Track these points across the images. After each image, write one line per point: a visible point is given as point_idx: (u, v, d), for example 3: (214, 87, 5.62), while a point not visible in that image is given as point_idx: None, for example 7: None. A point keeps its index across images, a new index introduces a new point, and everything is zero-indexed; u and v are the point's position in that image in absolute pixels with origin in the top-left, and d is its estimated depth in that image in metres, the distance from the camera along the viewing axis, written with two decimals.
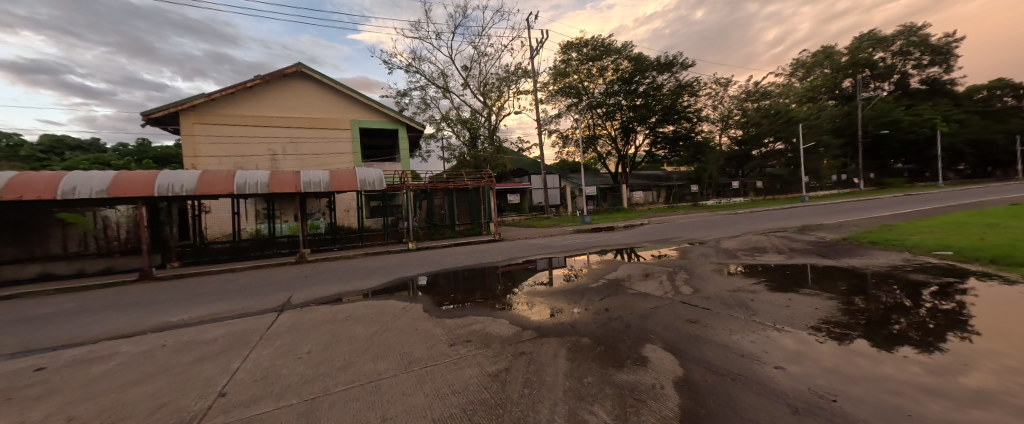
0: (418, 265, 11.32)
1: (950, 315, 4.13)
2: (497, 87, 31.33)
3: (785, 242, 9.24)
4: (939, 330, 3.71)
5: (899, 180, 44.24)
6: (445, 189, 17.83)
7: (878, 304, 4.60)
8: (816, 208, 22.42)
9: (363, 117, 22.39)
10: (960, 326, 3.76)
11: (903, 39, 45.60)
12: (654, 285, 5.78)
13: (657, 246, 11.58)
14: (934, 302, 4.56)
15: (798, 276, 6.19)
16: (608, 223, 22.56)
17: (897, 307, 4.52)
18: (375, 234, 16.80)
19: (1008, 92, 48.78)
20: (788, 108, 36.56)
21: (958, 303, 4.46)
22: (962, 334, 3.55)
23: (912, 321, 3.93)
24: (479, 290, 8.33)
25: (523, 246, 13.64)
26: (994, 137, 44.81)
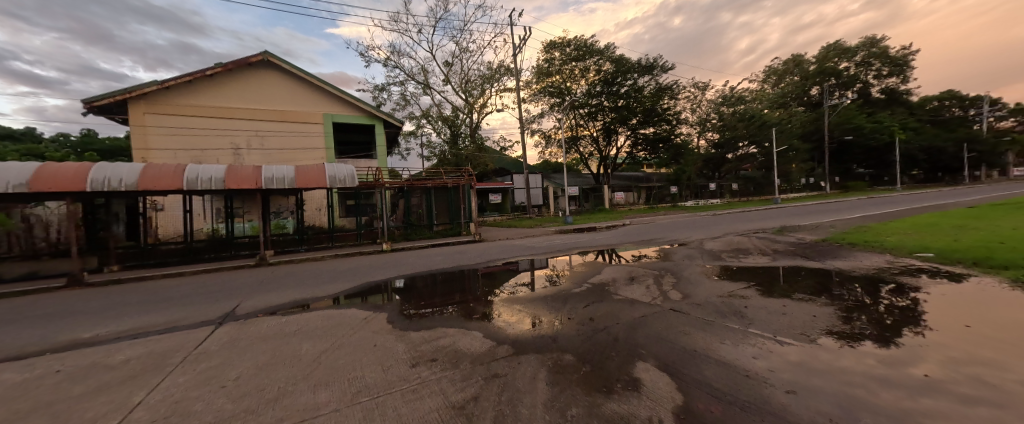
0: (391, 268, 10.59)
1: (908, 312, 4.17)
2: (479, 84, 30.67)
3: (766, 243, 9.16)
4: (894, 325, 3.75)
5: (861, 184, 46.74)
6: (423, 188, 17.06)
7: (839, 301, 4.59)
8: (789, 210, 23.04)
9: (337, 111, 21.24)
10: (910, 321, 3.83)
11: (864, 51, 48.29)
12: (640, 290, 5.40)
13: (640, 247, 11.35)
14: (892, 299, 4.59)
15: (784, 278, 6.00)
16: (591, 223, 22.42)
17: (857, 304, 4.53)
18: (348, 234, 15.85)
19: (956, 104, 52.52)
20: (761, 113, 37.87)
21: (912, 301, 4.50)
22: (914, 329, 3.59)
23: (871, 317, 3.94)
24: (453, 294, 7.76)
25: (504, 247, 13.13)
26: (944, 145, 48.06)
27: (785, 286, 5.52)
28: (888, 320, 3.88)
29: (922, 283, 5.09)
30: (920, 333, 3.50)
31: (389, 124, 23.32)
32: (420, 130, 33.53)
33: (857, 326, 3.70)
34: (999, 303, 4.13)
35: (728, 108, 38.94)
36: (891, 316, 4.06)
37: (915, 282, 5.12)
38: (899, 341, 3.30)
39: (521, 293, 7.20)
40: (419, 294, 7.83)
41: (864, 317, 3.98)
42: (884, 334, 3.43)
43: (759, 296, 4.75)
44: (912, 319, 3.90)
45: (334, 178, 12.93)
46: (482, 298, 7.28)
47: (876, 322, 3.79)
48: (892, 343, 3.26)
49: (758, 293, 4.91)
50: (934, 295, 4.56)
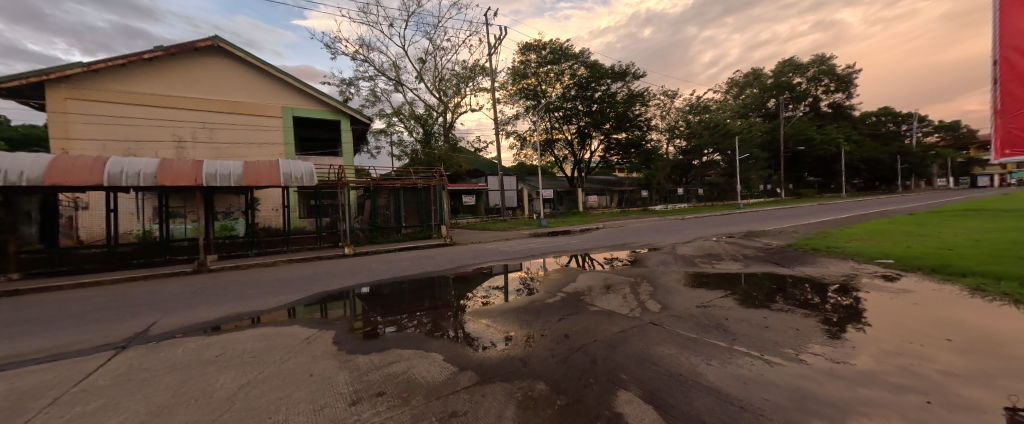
0: (351, 274, 9.72)
1: (852, 309, 4.47)
2: (454, 83, 29.94)
3: (736, 248, 9.24)
4: (841, 321, 4.01)
5: (812, 191, 50.35)
6: (391, 188, 16.13)
7: (793, 303, 4.78)
8: (751, 215, 24.14)
9: (298, 104, 19.78)
10: (856, 317, 4.12)
11: (815, 68, 52.21)
12: (617, 300, 5.07)
13: (614, 251, 11.21)
14: (837, 298, 4.90)
15: (757, 284, 5.90)
16: (565, 226, 22.32)
17: (808, 304, 4.76)
18: (307, 237, 14.63)
19: (890, 120, 58.01)
20: (725, 122, 39.84)
21: (854, 300, 4.79)
22: (858, 325, 3.86)
23: (822, 316, 4.19)
24: (416, 302, 7.14)
25: (476, 252, 12.56)
26: (881, 157, 52.89)
27: (761, 292, 5.38)
28: (870, 330, 3.70)
29: (889, 287, 5.07)
30: (860, 328, 3.79)
31: (356, 120, 22.08)
32: (390, 129, 32.20)
33: (843, 339, 3.48)
34: (969, 310, 4.08)
35: (694, 117, 40.62)
36: (873, 325, 3.88)
37: (884, 287, 5.09)
38: (845, 336, 3.54)
39: (490, 302, 6.72)
40: (378, 303, 7.14)
41: (847, 328, 3.78)
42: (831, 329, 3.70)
43: (738, 306, 4.54)
44: (855, 315, 4.19)
45: (289, 176, 11.84)
46: (447, 306, 6.73)
47: (860, 333, 3.60)
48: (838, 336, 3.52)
49: (737, 303, 4.72)
50: (906, 302, 4.49)
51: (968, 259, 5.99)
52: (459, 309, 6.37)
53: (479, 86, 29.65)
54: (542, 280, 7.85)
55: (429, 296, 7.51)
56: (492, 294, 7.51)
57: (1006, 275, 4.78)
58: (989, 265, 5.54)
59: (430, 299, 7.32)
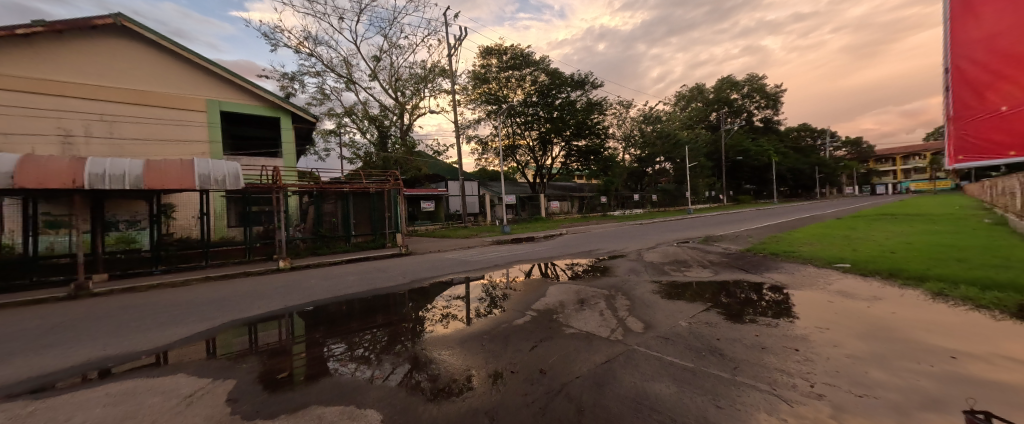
0: (281, 293, 8.17)
1: (781, 303, 4.97)
2: (411, 83, 28.45)
3: (699, 254, 9.22)
4: (775, 316, 4.47)
5: (749, 198, 55.26)
6: (337, 193, 14.46)
7: (734, 300, 5.23)
8: (702, 220, 25.51)
9: (227, 98, 17.32)
10: (784, 311, 4.61)
11: (748, 86, 57.78)
12: (594, 318, 4.50)
13: (581, 258, 10.77)
14: (767, 293, 5.45)
15: (706, 285, 6.23)
16: (528, 233, 21.82)
17: (747, 301, 5.19)
18: (233, 249, 12.51)
19: (808, 135, 65.89)
20: (675, 132, 42.35)
21: (782, 295, 5.32)
22: (787, 317, 4.34)
23: (757, 311, 4.62)
24: (359, 322, 6.09)
25: (433, 262, 11.45)
26: (803, 167, 59.58)
27: (738, 303, 5.08)
28: (865, 348, 3.37)
29: (858, 293, 4.98)
30: (790, 320, 4.28)
31: (299, 118, 19.91)
32: (341, 130, 29.87)
33: (847, 360, 3.07)
34: (946, 319, 3.94)
35: (648, 126, 42.67)
36: (866, 341, 3.56)
37: (855, 294, 4.96)
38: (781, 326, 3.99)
39: (449, 318, 5.89)
40: (312, 326, 5.95)
41: (844, 347, 3.41)
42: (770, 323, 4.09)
43: (722, 321, 4.15)
44: (785, 310, 4.66)
45: (207, 177, 9.97)
46: (397, 325, 5.78)
47: (860, 354, 3.23)
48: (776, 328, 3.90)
49: (720, 316, 4.36)
50: (883, 311, 4.31)
51: (913, 261, 6.26)
52: (415, 325, 5.60)
53: (438, 88, 28.50)
54: (507, 294, 7.13)
55: (379, 313, 6.49)
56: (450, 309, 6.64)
57: (956, 278, 4.91)
58: (934, 267, 5.77)
59: (384, 314, 6.53)
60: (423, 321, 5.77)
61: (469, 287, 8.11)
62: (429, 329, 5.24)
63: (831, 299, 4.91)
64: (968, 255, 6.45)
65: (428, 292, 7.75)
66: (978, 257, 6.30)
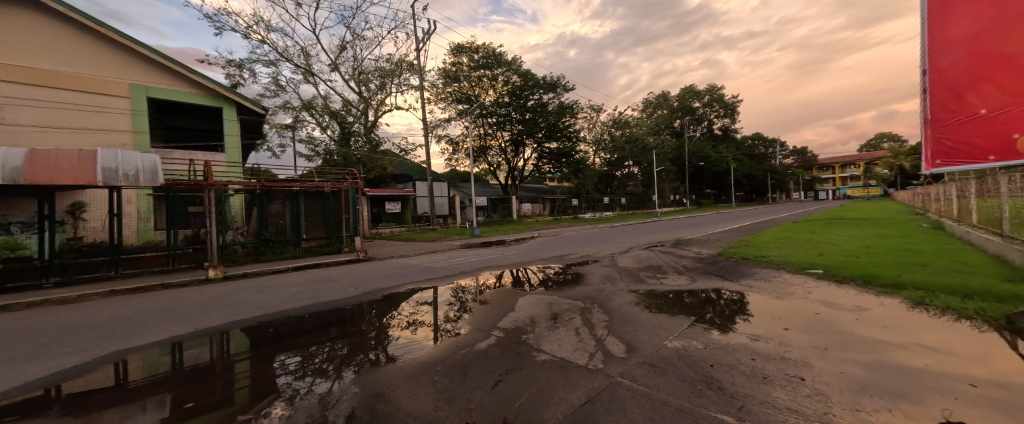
0: (200, 310, 6.78)
1: (738, 302, 5.25)
2: (375, 77, 26.77)
3: (673, 258, 8.98)
4: (732, 315, 4.68)
5: (709, 202, 58.16)
6: (285, 192, 12.93)
7: (697, 300, 5.41)
8: (669, 223, 26.11)
9: (157, 83, 15.13)
10: (741, 309, 4.85)
11: (709, 96, 60.97)
12: (569, 339, 3.89)
13: (553, 263, 10.22)
14: (724, 293, 5.71)
15: (673, 288, 6.25)
16: (498, 235, 21.14)
17: (708, 300, 5.40)
18: (155, 256, 10.88)
19: (760, 144, 70.80)
20: (643, 137, 43.48)
21: (738, 293, 5.65)
22: (743, 315, 4.59)
23: (717, 311, 4.84)
24: (292, 343, 5.07)
25: (393, 269, 10.41)
26: (757, 174, 63.61)
27: (724, 315, 4.68)
28: (875, 374, 2.96)
29: (841, 303, 4.75)
30: (745, 318, 4.50)
31: (245, 109, 17.91)
32: (298, 124, 27.64)
33: (865, 392, 2.61)
34: (938, 332, 3.70)
35: (618, 131, 43.40)
36: (872, 364, 3.17)
37: (840, 304, 4.71)
38: (734, 327, 4.16)
39: (402, 336, 5.05)
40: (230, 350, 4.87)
41: (852, 375, 2.99)
42: (724, 322, 4.32)
43: (713, 339, 3.66)
44: (741, 307, 4.95)
45: (115, 171, 8.39)
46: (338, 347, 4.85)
47: (875, 384, 2.80)
48: (728, 328, 4.13)
49: (710, 333, 3.89)
50: (876, 324, 4.01)
51: (881, 266, 6.28)
52: (364, 345, 4.81)
53: (406, 84, 27.10)
54: (472, 304, 6.37)
55: (324, 330, 5.55)
56: (405, 323, 5.78)
57: (933, 285, 4.80)
58: (903, 272, 5.74)
59: (340, 327, 5.74)
60: (386, 329, 5.38)
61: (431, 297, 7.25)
62: (379, 353, 4.41)
63: (817, 310, 4.62)
64: (926, 260, 6.60)
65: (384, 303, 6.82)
66: (936, 261, 6.45)
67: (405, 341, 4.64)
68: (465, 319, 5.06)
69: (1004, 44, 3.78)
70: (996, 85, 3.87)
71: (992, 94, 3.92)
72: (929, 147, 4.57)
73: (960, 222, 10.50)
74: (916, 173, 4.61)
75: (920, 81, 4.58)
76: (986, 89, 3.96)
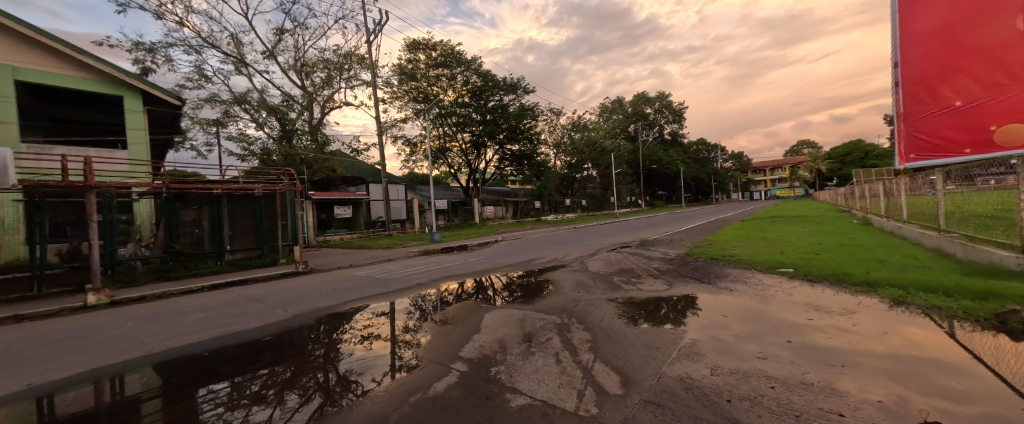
0: (44, 348, 4.96)
1: (691, 298, 5.42)
2: (320, 69, 24.33)
3: (643, 261, 8.67)
4: (684, 308, 4.96)
5: (661, 203, 61.46)
6: (203, 195, 10.80)
7: (651, 297, 5.55)
8: (630, 224, 26.65)
9: (29, 63, 12.12)
10: (691, 304, 5.10)
11: (659, 102, 64.83)
12: (549, 370, 3.15)
13: (521, 268, 9.49)
14: (677, 292, 5.73)
15: (649, 293, 5.79)
16: (460, 240, 20.06)
17: (662, 297, 5.54)
18: (15, 279, 8.52)
19: (704, 149, 76.59)
20: (601, 141, 44.60)
21: (686, 290, 5.87)
22: (693, 309, 4.86)
23: (670, 305, 5.05)
24: (187, 380, 3.81)
25: (337, 281, 8.99)
26: (703, 176, 68.52)
27: (715, 328, 4.18)
28: (913, 399, 2.48)
29: (826, 306, 4.48)
30: (695, 312, 4.79)
31: (153, 99, 15.08)
32: (229, 119, 24.35)
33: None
34: (940, 336, 3.42)
35: (578, 134, 43.96)
36: (896, 384, 2.74)
37: (827, 308, 4.42)
38: (683, 321, 4.45)
39: (354, 360, 4.14)
40: (83, 398, 3.46)
41: (886, 400, 2.49)
42: (676, 316, 4.58)
43: (720, 362, 3.06)
44: (693, 302, 5.18)
45: None
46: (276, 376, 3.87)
47: (921, 409, 2.32)
48: (679, 322, 4.40)
49: (713, 353, 3.30)
50: (875, 331, 3.65)
51: (844, 263, 6.33)
52: (306, 376, 3.80)
53: (356, 79, 24.99)
54: (431, 321, 5.41)
55: (244, 360, 4.33)
56: (349, 345, 4.73)
57: (905, 283, 4.72)
58: (869, 269, 5.75)
59: (272, 353, 4.57)
60: (333, 354, 4.38)
61: (379, 314, 6.11)
62: (323, 385, 3.54)
63: (808, 316, 4.26)
64: (879, 255, 6.81)
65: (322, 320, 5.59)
66: (889, 257, 6.65)
67: (343, 378, 3.61)
68: (421, 345, 4.14)
69: (979, 35, 3.74)
70: (972, 77, 3.82)
71: (968, 86, 3.86)
72: (905, 143, 4.50)
73: (889, 217, 11.46)
74: (895, 170, 4.51)
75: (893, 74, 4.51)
76: (962, 82, 3.90)
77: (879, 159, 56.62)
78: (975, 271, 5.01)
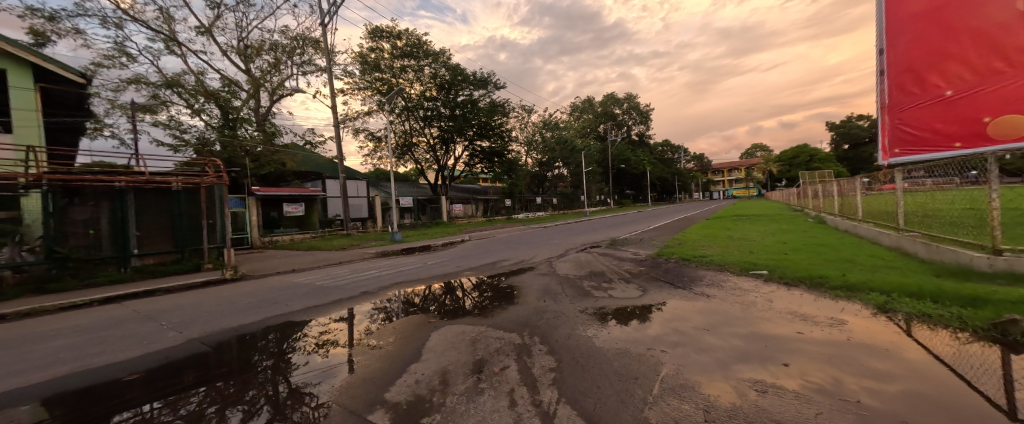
0: None
1: (664, 305, 4.90)
2: (267, 52, 22.06)
3: (614, 262, 8.17)
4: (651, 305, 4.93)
5: (628, 202, 63.13)
6: (103, 189, 9.01)
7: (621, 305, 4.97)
8: (600, 222, 26.67)
9: None
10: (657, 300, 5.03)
11: (627, 103, 66.52)
12: (500, 417, 2.38)
13: (485, 272, 8.65)
14: (651, 299, 5.18)
15: (620, 300, 5.21)
16: (424, 240, 18.86)
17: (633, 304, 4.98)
18: None
19: (668, 150, 79.72)
20: (572, 139, 44.58)
21: (659, 296, 5.34)
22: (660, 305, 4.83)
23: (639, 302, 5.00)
24: (26, 413, 2.80)
25: (265, 291, 7.66)
26: (667, 176, 71.14)
27: (695, 347, 3.56)
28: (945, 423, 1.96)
29: (813, 314, 4.04)
30: (662, 307, 4.79)
31: (47, 73, 12.59)
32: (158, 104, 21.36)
33: None
34: (944, 349, 2.99)
35: (549, 132, 43.68)
36: (911, 405, 2.23)
37: (816, 317, 3.96)
38: (653, 318, 4.40)
39: (312, 369, 3.63)
40: None
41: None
42: (645, 313, 4.55)
43: (726, 396, 2.45)
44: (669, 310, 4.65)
45: None
46: (248, 378, 3.50)
47: None
48: (649, 319, 4.39)
49: (712, 383, 2.68)
50: (875, 345, 3.19)
51: (816, 264, 6.10)
52: (245, 391, 3.16)
53: (310, 65, 22.95)
54: (369, 337, 4.48)
55: (156, 379, 3.42)
56: (278, 363, 3.91)
57: (886, 287, 4.42)
58: (842, 271, 5.51)
59: (193, 371, 3.67)
60: (281, 369, 3.73)
61: (308, 327, 5.05)
62: (270, 400, 2.99)
63: (799, 327, 3.77)
64: (847, 255, 6.67)
65: (227, 340, 4.46)
66: (856, 256, 6.55)
67: (237, 411, 2.72)
68: (360, 368, 3.44)
69: (963, 27, 4.08)
70: (964, 63, 4.11)
71: (958, 73, 4.17)
72: (891, 138, 4.86)
73: (843, 216, 11.81)
74: (883, 163, 4.80)
75: (880, 61, 4.83)
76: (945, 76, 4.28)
77: (822, 162, 61.42)
78: (948, 272, 4.84)
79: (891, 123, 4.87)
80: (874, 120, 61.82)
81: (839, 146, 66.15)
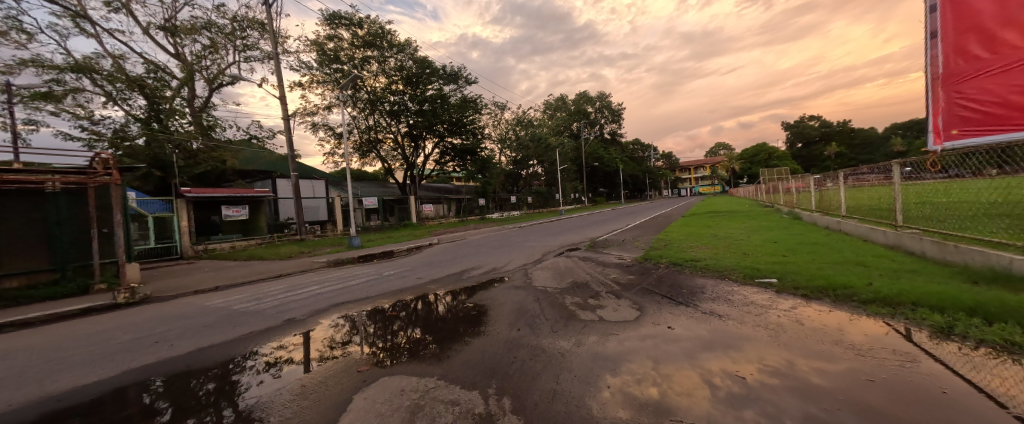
0: None
1: (667, 329, 3.86)
2: (202, 34, 19.41)
3: (597, 269, 7.19)
4: (651, 330, 3.86)
5: (602, 200, 63.62)
6: None
7: (615, 332, 3.86)
8: (576, 221, 26.01)
9: None
10: (659, 325, 3.96)
11: (599, 102, 67.04)
12: None
13: (450, 284, 7.34)
14: (650, 322, 4.09)
15: (613, 325, 4.10)
16: (388, 244, 17.18)
17: (628, 331, 3.89)
18: None
19: (639, 148, 81.42)
20: (546, 137, 43.74)
21: (658, 316, 4.29)
22: (663, 331, 3.76)
23: (637, 330, 3.88)
24: None
25: (158, 320, 5.89)
26: (639, 174, 72.49)
27: (673, 350, 3.30)
28: None
29: (868, 346, 3.03)
30: (665, 332, 3.74)
31: None
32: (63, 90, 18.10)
33: None
34: None
35: (522, 130, 42.58)
36: None
37: (875, 351, 2.94)
38: (658, 351, 3.33)
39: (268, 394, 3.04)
40: None
41: None
42: (646, 344, 3.49)
43: None
44: (673, 337, 3.62)
45: None
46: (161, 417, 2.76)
47: None
48: (655, 352, 3.30)
49: None
50: (977, 388, 2.26)
51: (827, 269, 5.37)
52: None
53: (254, 50, 20.47)
54: (282, 387, 3.18)
55: None
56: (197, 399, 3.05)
57: (932, 299, 3.68)
58: (862, 278, 4.75)
59: None
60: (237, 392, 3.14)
61: (184, 378, 3.56)
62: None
63: (852, 360, 2.83)
64: (853, 257, 6.03)
65: (35, 415, 2.90)
66: (863, 258, 5.88)
67: None
68: None
69: None
70: None
71: None
72: (947, 118, 4.75)
73: (823, 212, 11.57)
74: (935, 146, 4.87)
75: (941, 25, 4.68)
76: (1014, 37, 4.06)
77: (780, 160, 64.75)
78: (986, 278, 4.15)
79: (949, 98, 4.73)
80: (825, 120, 65.91)
81: (793, 145, 70.25)
